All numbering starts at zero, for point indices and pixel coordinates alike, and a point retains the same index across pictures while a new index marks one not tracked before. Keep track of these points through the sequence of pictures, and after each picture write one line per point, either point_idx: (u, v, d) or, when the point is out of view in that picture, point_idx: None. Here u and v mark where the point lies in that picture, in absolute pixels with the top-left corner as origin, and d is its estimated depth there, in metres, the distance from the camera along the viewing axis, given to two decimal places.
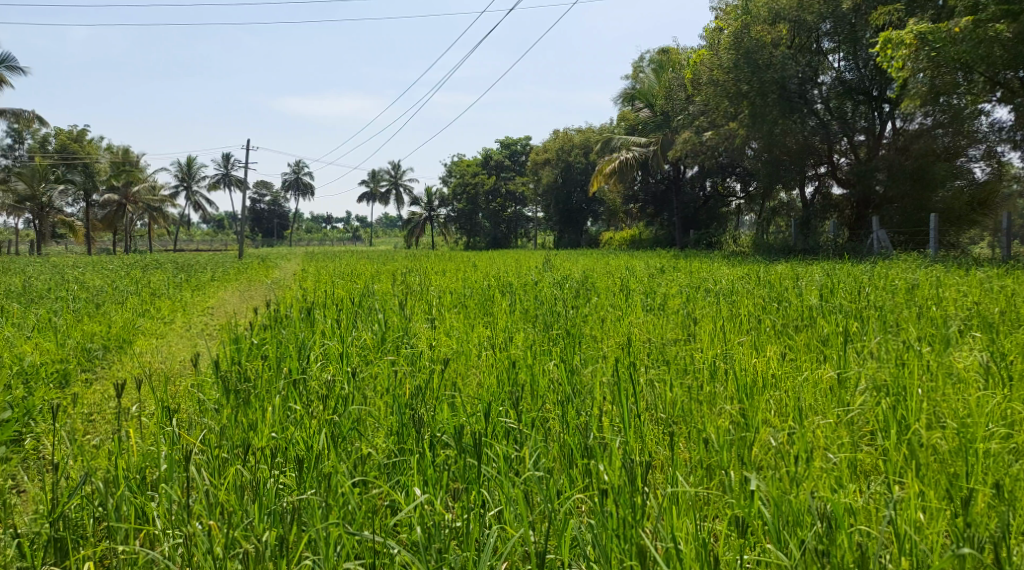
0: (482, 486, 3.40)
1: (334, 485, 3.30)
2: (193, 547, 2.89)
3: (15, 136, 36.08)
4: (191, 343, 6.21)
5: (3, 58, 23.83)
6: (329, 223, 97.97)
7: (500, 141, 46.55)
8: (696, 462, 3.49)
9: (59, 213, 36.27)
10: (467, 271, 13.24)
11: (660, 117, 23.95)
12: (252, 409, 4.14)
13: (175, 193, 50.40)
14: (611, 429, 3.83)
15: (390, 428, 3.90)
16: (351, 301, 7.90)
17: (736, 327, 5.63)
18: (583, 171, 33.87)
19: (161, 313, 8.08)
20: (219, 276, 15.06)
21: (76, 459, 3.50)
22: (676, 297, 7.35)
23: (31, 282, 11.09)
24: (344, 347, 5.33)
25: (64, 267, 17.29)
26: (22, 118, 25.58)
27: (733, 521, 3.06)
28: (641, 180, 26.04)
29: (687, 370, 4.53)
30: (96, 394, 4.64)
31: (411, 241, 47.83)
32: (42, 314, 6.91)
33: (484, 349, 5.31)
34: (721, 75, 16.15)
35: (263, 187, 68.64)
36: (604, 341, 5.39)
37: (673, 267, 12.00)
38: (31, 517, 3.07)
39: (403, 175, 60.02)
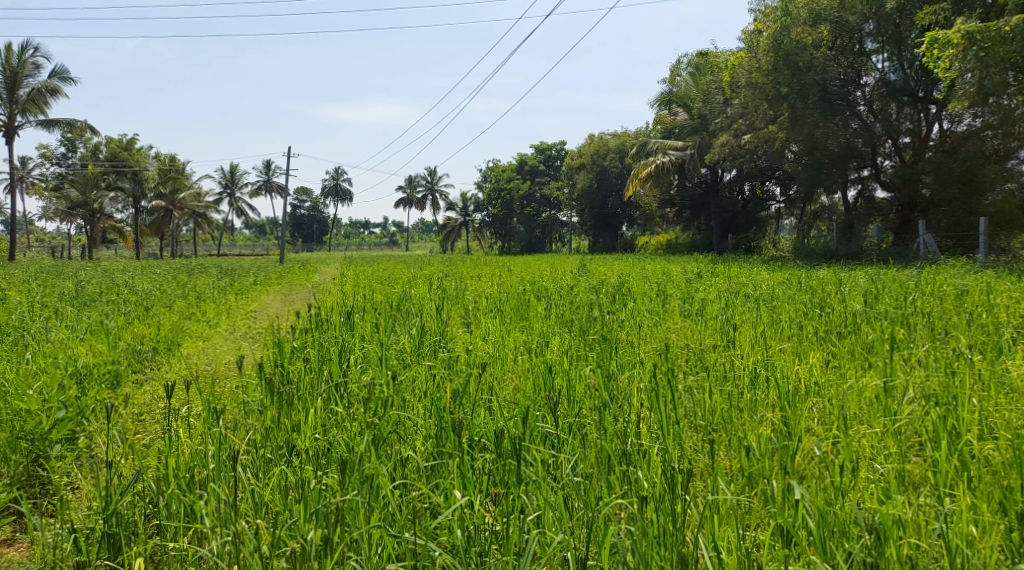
0: (523, 490, 3.41)
1: (375, 486, 3.35)
2: (240, 545, 2.95)
3: (69, 144, 37.10)
4: (236, 345, 6.34)
5: (58, 70, 24.63)
6: (366, 228, 98.92)
7: (536, 146, 46.61)
8: (737, 470, 3.47)
9: (108, 219, 37.30)
10: (503, 275, 13.24)
11: (697, 121, 23.74)
12: (296, 411, 4.23)
13: (219, 199, 51.42)
14: (648, 436, 3.81)
15: (429, 432, 3.94)
16: (389, 305, 8.00)
17: (778, 333, 5.56)
18: (618, 176, 33.71)
19: (208, 316, 8.28)
20: (262, 280, 15.34)
21: (128, 458, 3.60)
22: (715, 303, 7.29)
23: (83, 286, 11.42)
24: (383, 350, 5.40)
25: (112, 271, 17.72)
26: (75, 127, 26.32)
27: (778, 532, 3.03)
28: (678, 184, 25.87)
29: (727, 377, 4.49)
30: (146, 394, 4.76)
31: (446, 245, 48.13)
32: (94, 316, 7.11)
33: (520, 353, 5.33)
34: (760, 78, 15.99)
35: (303, 193, 69.71)
36: (641, 346, 5.36)
37: (711, 272, 11.89)
38: (87, 514, 3.16)
39: (439, 181, 60.42)
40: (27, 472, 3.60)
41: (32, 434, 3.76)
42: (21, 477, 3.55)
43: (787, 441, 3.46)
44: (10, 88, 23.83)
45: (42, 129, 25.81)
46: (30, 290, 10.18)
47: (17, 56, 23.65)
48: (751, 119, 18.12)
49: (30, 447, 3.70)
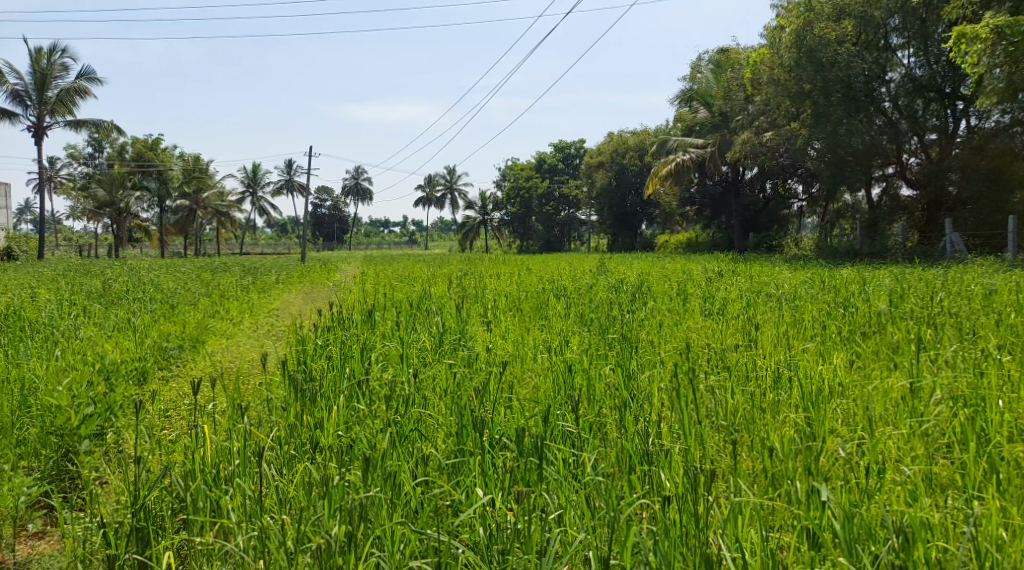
0: (544, 489, 3.41)
1: (398, 483, 3.38)
2: (266, 540, 2.98)
3: (95, 145, 37.55)
4: (259, 343, 6.39)
5: (85, 71, 24.96)
6: (386, 227, 99.28)
7: (555, 144, 46.51)
8: (760, 471, 3.44)
9: (134, 218, 37.78)
10: (522, 274, 13.26)
11: (718, 118, 23.59)
12: (319, 408, 4.26)
13: (242, 198, 51.81)
14: (670, 436, 3.80)
15: (450, 430, 3.95)
16: (410, 304, 8.02)
17: (801, 332, 5.51)
18: (638, 174, 33.56)
19: (231, 314, 8.36)
20: (284, 279, 15.46)
21: (155, 453, 3.64)
22: (736, 303, 7.23)
23: (109, 284, 11.55)
24: (404, 349, 5.42)
25: (137, 270, 17.96)
26: (101, 128, 26.66)
27: (802, 534, 3.00)
28: (699, 183, 25.70)
29: (749, 377, 4.46)
30: (172, 391, 4.82)
31: (465, 245, 48.18)
32: (121, 314, 7.20)
33: (540, 352, 5.32)
34: (782, 75, 15.88)
35: (324, 192, 70.08)
36: (662, 346, 5.33)
37: (733, 271, 11.78)
38: (116, 508, 3.21)
39: (458, 180, 60.52)
40: (57, 467, 3.66)
41: (62, 430, 3.80)
42: (51, 471, 3.60)
43: (812, 442, 3.43)
44: (40, 90, 24.21)
45: (70, 130, 26.18)
46: (57, 288, 10.34)
47: (46, 58, 24.02)
48: (773, 116, 17.96)
49: (60, 442, 3.74)
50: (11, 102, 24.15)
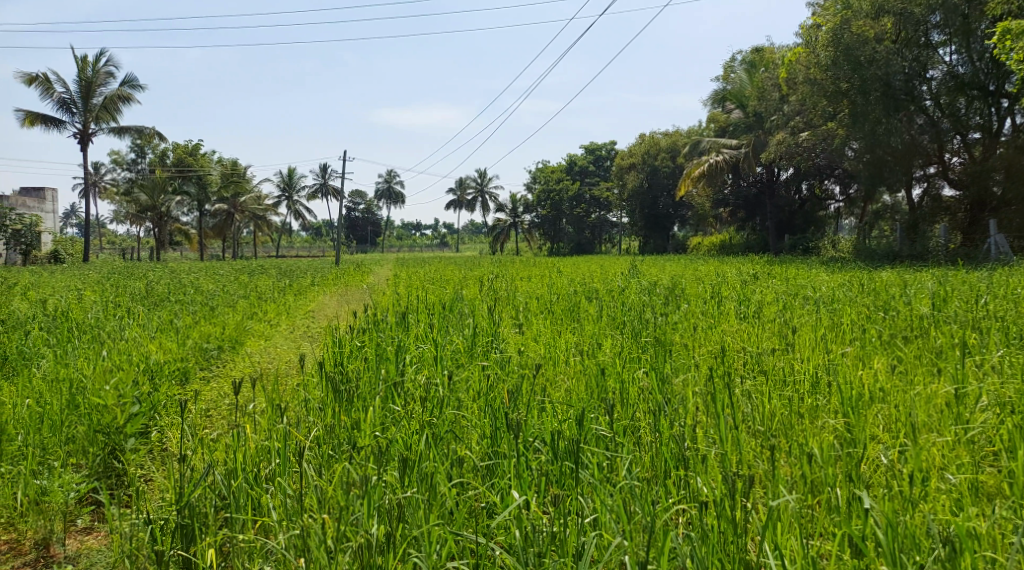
0: (580, 491, 3.41)
1: (434, 485, 3.41)
2: (307, 538, 3.03)
3: (138, 151, 38.36)
4: (296, 345, 6.49)
5: (127, 79, 25.56)
6: (418, 230, 99.94)
7: (586, 146, 46.41)
8: (799, 477, 3.40)
9: (174, 222, 38.53)
10: (553, 277, 13.26)
11: (752, 119, 23.33)
12: (355, 409, 4.31)
13: (278, 203, 52.52)
14: (706, 440, 3.76)
15: (485, 432, 3.97)
16: (442, 306, 8.08)
17: (839, 336, 5.44)
18: (670, 175, 33.33)
19: (268, 316, 8.50)
20: (319, 281, 15.70)
21: (197, 452, 3.72)
22: (772, 306, 7.16)
23: (151, 286, 11.82)
24: (437, 351, 5.46)
25: (179, 272, 18.31)
26: (144, 134, 27.23)
27: (845, 543, 2.95)
28: (732, 184, 25.45)
29: (786, 381, 4.40)
30: (213, 391, 4.91)
31: (495, 247, 48.28)
32: (164, 316, 7.35)
33: (573, 355, 5.32)
34: (819, 74, 15.70)
35: (357, 195, 70.76)
36: (696, 350, 5.29)
37: (768, 274, 11.66)
38: (161, 505, 3.29)
39: (489, 183, 60.68)
40: (104, 464, 3.74)
41: (108, 427, 3.87)
42: (99, 468, 3.69)
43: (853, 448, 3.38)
44: (85, 98, 24.85)
45: (113, 136, 26.78)
46: (102, 290, 10.61)
47: (91, 66, 24.65)
48: (809, 116, 17.72)
49: (106, 440, 3.81)
50: (58, 110, 24.81)
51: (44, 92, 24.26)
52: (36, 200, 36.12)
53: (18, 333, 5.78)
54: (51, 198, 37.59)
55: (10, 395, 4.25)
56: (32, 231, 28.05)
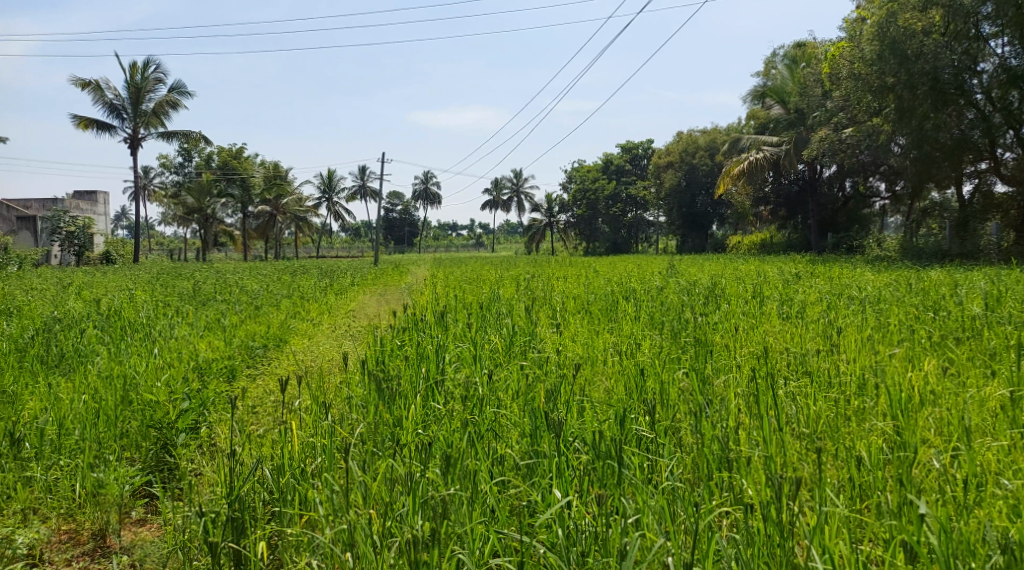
0: (622, 491, 3.39)
1: (477, 483, 3.43)
2: (354, 533, 3.08)
3: (184, 154, 39.20)
4: (338, 343, 6.57)
5: (176, 85, 26.16)
6: (455, 230, 100.37)
7: (622, 144, 46.09)
8: (846, 480, 3.36)
9: (219, 224, 39.30)
10: (590, 276, 13.21)
11: (794, 115, 22.94)
12: (396, 406, 4.35)
13: (318, 204, 53.20)
14: (749, 442, 3.71)
15: (525, 430, 3.97)
16: (479, 305, 8.11)
17: (887, 337, 5.32)
18: (708, 174, 32.98)
19: (311, 315, 8.62)
20: (359, 281, 15.87)
21: (245, 447, 3.80)
22: (816, 306, 7.03)
23: (199, 285, 12.08)
24: (476, 350, 5.47)
25: (224, 272, 18.67)
26: (190, 138, 27.80)
27: (898, 547, 2.91)
28: (773, 181, 25.08)
29: (831, 382, 4.32)
30: (259, 388, 5.01)
31: (531, 247, 48.32)
32: (212, 315, 7.51)
33: (611, 355, 5.29)
34: (864, 69, 15.46)
35: (395, 196, 71.33)
36: (737, 350, 5.22)
37: (812, 273, 11.46)
38: (213, 499, 3.37)
39: (524, 183, 60.68)
40: (156, 458, 3.86)
41: (160, 422, 3.99)
42: (152, 463, 3.80)
43: (905, 453, 3.32)
44: (134, 103, 25.47)
45: (161, 140, 27.41)
46: (152, 290, 10.88)
47: (140, 73, 25.28)
48: (853, 112, 17.34)
49: (159, 435, 3.94)
50: (109, 115, 25.47)
51: (96, 97, 24.94)
52: (89, 202, 37.16)
53: (74, 331, 5.94)
54: (103, 201, 38.64)
55: (67, 389, 4.36)
56: (85, 233, 28.94)
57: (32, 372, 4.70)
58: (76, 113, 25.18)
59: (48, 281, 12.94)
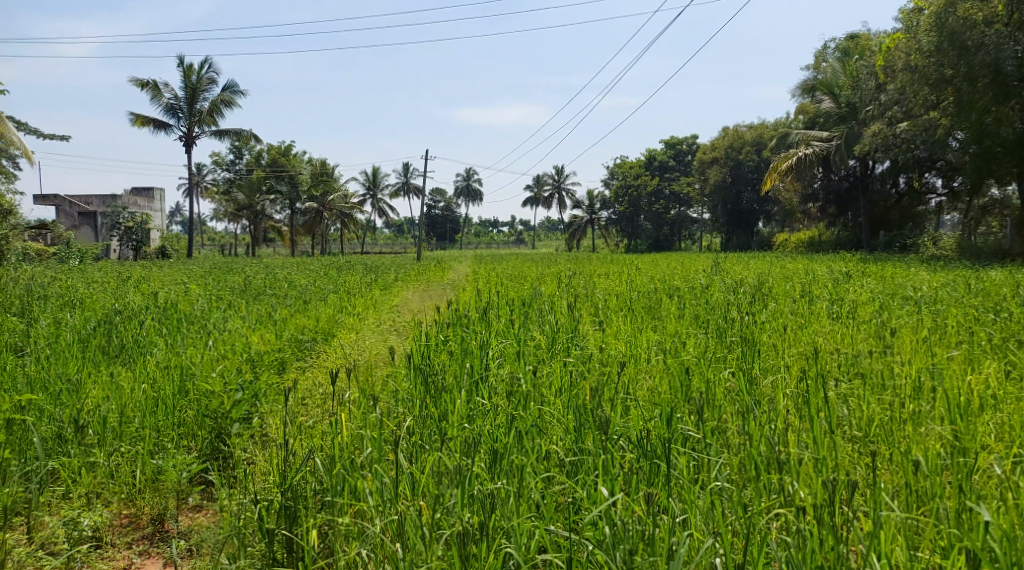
0: (669, 491, 3.38)
1: (523, 477, 3.46)
2: (404, 523, 3.16)
3: (235, 152, 39.99)
4: (384, 338, 6.66)
5: (229, 85, 26.74)
6: (497, 227, 100.58)
7: (666, 140, 45.66)
8: (901, 485, 3.31)
9: (268, 220, 40.03)
10: (633, 274, 13.11)
11: (846, 109, 22.39)
12: (442, 400, 4.39)
13: (363, 201, 53.71)
14: (798, 443, 3.66)
15: (569, 425, 3.97)
16: (522, 301, 8.15)
17: (943, 339, 5.19)
18: (755, 170, 32.45)
19: (356, 309, 8.76)
20: (402, 277, 16.03)
21: (297, 438, 3.89)
22: (867, 306, 6.89)
23: (248, 280, 12.31)
24: (520, 346, 5.48)
25: (273, 267, 19.02)
26: (242, 137, 28.36)
27: (957, 554, 2.86)
28: (822, 178, 24.63)
29: (884, 384, 4.21)
30: (309, 380, 5.12)
31: (572, 244, 48.20)
32: (262, 308, 7.68)
33: (655, 353, 5.25)
34: (919, 60, 15.17)
35: (437, 193, 71.75)
36: (785, 350, 5.13)
37: (863, 272, 11.21)
38: (267, 487, 3.47)
39: (566, 179, 60.42)
40: (212, 446, 3.97)
41: (215, 412, 4.10)
42: (207, 450, 3.92)
43: (963, 459, 3.26)
44: (190, 103, 26.11)
45: (214, 138, 28.04)
46: (203, 283, 11.15)
47: (196, 73, 25.93)
48: (905, 106, 16.79)
49: (213, 424, 4.05)
50: (165, 114, 26.17)
51: (153, 97, 25.62)
52: (145, 198, 38.18)
53: (132, 323, 6.12)
54: (158, 198, 39.64)
55: (127, 379, 4.49)
56: (141, 228, 29.70)
57: (95, 361, 4.87)
58: (133, 111, 25.91)
59: (107, 274, 13.32)
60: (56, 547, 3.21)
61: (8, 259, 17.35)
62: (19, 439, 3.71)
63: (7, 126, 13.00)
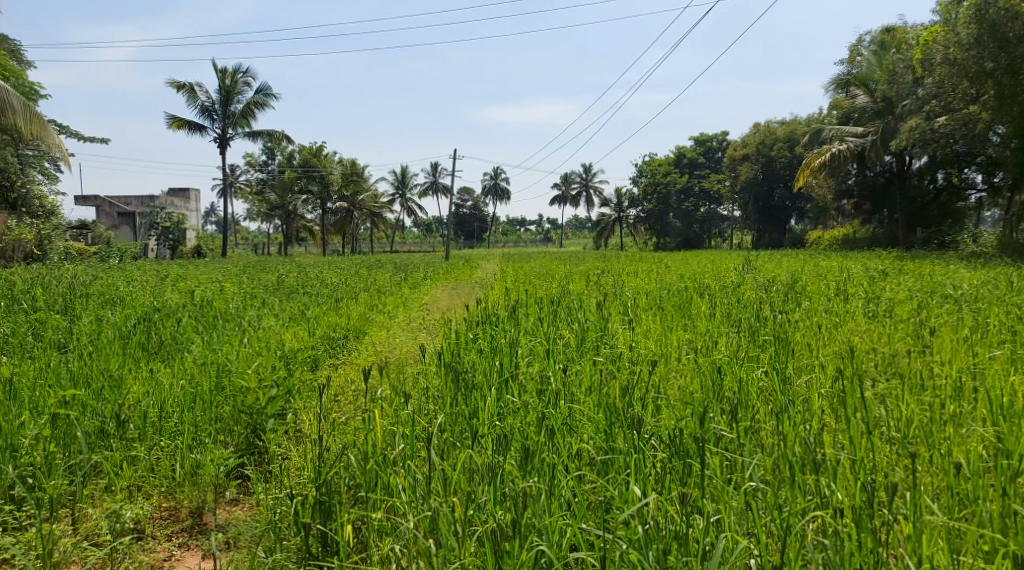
0: (702, 491, 3.37)
1: (555, 474, 3.46)
2: (437, 519, 3.18)
3: (268, 152, 40.47)
4: (414, 336, 6.69)
5: (262, 87, 27.07)
6: (524, 226, 100.55)
7: (695, 137, 45.28)
8: (942, 487, 3.27)
9: (300, 220, 40.43)
10: (662, 272, 13.03)
11: (882, 104, 22.00)
12: (471, 397, 4.41)
13: (392, 200, 53.97)
14: (834, 444, 3.62)
15: (600, 424, 3.96)
16: (551, 300, 8.14)
17: (985, 339, 5.08)
18: (787, 166, 31.99)
19: (386, 307, 8.83)
20: (431, 275, 16.09)
21: (330, 434, 3.94)
22: (905, 304, 6.76)
23: (280, 279, 12.43)
24: (549, 345, 5.46)
25: (304, 266, 19.28)
26: (274, 137, 28.65)
27: (1002, 560, 2.82)
28: (857, 174, 24.27)
29: (923, 384, 4.13)
30: (341, 377, 5.17)
31: (600, 243, 48.06)
32: (295, 306, 7.79)
33: (686, 352, 5.22)
34: (960, 53, 14.71)
35: (466, 192, 71.94)
36: (820, 350, 5.05)
37: (900, 270, 10.99)
38: (302, 483, 3.53)
39: (594, 177, 60.21)
40: (247, 441, 4.04)
41: (250, 408, 4.19)
42: (243, 445, 4.00)
43: (1007, 462, 3.23)
44: (224, 105, 26.49)
45: (247, 140, 28.42)
46: (238, 282, 11.33)
47: (231, 76, 26.30)
48: (944, 100, 16.44)
49: (249, 420, 4.13)
50: (201, 116, 26.57)
51: (190, 99, 26.03)
52: (182, 199, 38.85)
53: (171, 320, 6.24)
54: (194, 198, 40.32)
55: (166, 375, 4.59)
56: (178, 228, 30.19)
57: (135, 357, 4.98)
58: (170, 114, 26.34)
59: (145, 273, 13.53)
60: (100, 539, 3.29)
61: (50, 258, 17.69)
62: (63, 433, 3.79)
63: (50, 131, 13.32)
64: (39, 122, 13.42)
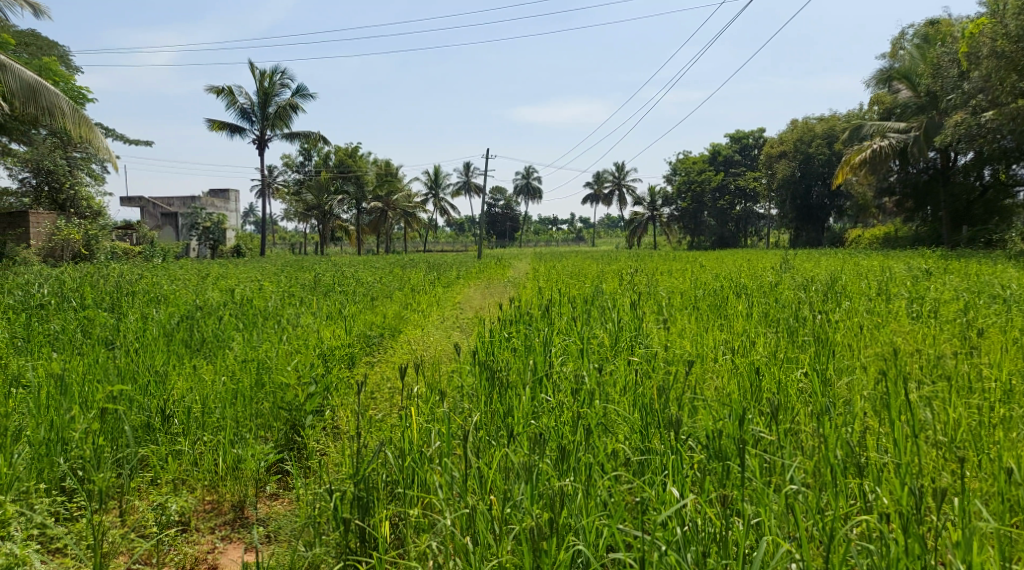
0: (741, 492, 3.34)
1: (591, 473, 3.46)
2: (475, 517, 3.20)
3: (304, 153, 40.92)
4: (448, 335, 6.71)
5: (298, 88, 27.36)
6: (556, 225, 100.28)
7: (730, 135, 44.74)
8: (993, 492, 3.20)
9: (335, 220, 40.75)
10: (697, 271, 12.87)
11: (925, 99, 21.53)
12: (506, 395, 4.40)
13: (425, 200, 54.15)
14: (877, 447, 3.56)
15: (635, 425, 3.93)
16: (584, 299, 8.09)
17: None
18: (826, 164, 31.41)
19: (421, 306, 8.87)
20: (464, 275, 16.05)
21: (368, 431, 3.98)
22: (951, 305, 6.60)
23: (316, 278, 12.54)
24: (583, 344, 5.44)
25: (340, 265, 19.34)
26: (310, 138, 28.93)
27: None
28: (899, 171, 24.04)
29: (972, 387, 4.04)
30: (377, 375, 5.21)
31: (633, 242, 47.71)
32: (332, 305, 7.87)
33: (723, 352, 5.16)
34: (1008, 45, 14.40)
35: (497, 192, 71.94)
36: (862, 351, 4.96)
37: (945, 269, 10.73)
38: (340, 478, 3.57)
39: (627, 176, 59.77)
40: (286, 437, 4.11)
41: (290, 405, 4.25)
42: (283, 442, 4.07)
43: None
44: (261, 106, 26.84)
45: (285, 141, 28.79)
46: (275, 281, 11.44)
47: (268, 78, 26.64)
48: (991, 95, 16.02)
49: (288, 417, 4.19)
50: (239, 118, 26.98)
51: (230, 102, 26.44)
52: (221, 199, 39.46)
53: (212, 318, 6.35)
54: (232, 199, 40.90)
55: (208, 371, 4.68)
56: (218, 228, 30.66)
57: (179, 354, 5.08)
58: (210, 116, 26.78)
59: (188, 273, 13.73)
60: (146, 530, 3.36)
61: (98, 258, 17.97)
62: (110, 427, 3.87)
63: (96, 132, 13.61)
64: (87, 124, 13.73)
